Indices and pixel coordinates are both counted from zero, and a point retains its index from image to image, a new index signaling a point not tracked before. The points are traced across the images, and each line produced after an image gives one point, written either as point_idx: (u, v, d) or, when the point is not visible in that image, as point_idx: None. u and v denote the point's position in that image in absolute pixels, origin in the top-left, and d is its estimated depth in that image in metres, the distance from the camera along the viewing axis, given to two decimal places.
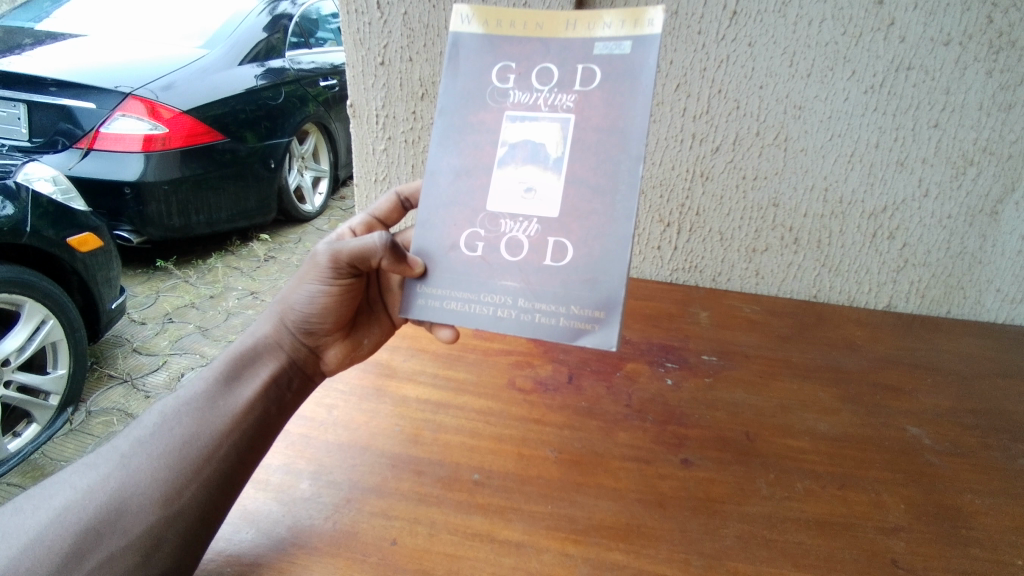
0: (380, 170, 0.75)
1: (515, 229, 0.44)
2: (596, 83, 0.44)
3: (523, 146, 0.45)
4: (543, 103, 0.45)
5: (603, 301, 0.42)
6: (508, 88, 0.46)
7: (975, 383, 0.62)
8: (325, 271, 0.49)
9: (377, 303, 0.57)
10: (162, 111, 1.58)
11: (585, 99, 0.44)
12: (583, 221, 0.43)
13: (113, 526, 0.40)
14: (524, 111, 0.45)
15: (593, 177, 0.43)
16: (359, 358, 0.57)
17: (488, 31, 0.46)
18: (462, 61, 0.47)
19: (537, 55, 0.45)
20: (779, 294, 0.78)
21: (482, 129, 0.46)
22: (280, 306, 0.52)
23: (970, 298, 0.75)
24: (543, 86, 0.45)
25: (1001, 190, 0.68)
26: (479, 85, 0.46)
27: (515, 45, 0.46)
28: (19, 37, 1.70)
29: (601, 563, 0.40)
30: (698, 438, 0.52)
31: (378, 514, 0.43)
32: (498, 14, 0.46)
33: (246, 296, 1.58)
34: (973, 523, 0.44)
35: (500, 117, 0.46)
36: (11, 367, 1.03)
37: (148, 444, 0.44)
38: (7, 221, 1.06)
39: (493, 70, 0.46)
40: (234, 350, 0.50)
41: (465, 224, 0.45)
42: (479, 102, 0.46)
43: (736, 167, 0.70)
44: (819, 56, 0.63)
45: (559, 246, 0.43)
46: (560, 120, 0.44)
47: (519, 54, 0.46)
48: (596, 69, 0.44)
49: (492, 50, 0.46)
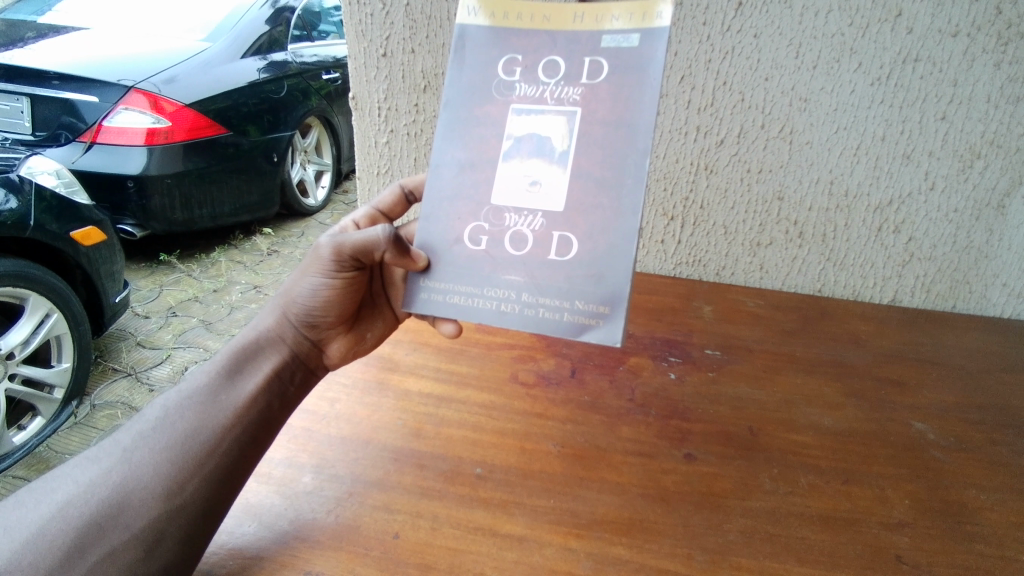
0: (382, 163, 0.74)
1: (519, 223, 0.44)
2: (603, 75, 0.43)
3: (529, 139, 0.44)
4: (549, 96, 0.44)
5: (607, 296, 0.41)
6: (515, 81, 0.45)
7: (980, 379, 0.62)
8: (328, 264, 0.49)
9: (379, 297, 0.57)
10: (165, 105, 1.60)
11: (591, 92, 0.43)
12: (588, 215, 0.43)
13: (115, 520, 0.40)
14: (530, 104, 0.45)
15: (598, 171, 0.43)
16: (362, 353, 0.57)
17: (495, 23, 0.46)
18: (467, 53, 0.46)
19: (544, 48, 0.45)
20: (783, 288, 0.78)
21: (487, 122, 0.46)
22: (283, 299, 0.52)
23: (976, 293, 0.74)
24: (550, 79, 0.45)
25: (1008, 184, 0.67)
26: (486, 78, 0.46)
27: (523, 38, 0.45)
28: (22, 30, 1.70)
29: (604, 557, 0.40)
30: (702, 432, 0.51)
31: (380, 508, 0.43)
32: (506, 6, 0.45)
33: (249, 290, 1.58)
34: (978, 519, 0.44)
35: (506, 109, 0.45)
36: (15, 360, 1.04)
37: (150, 438, 0.44)
38: (11, 215, 1.06)
39: (498, 63, 0.46)
40: (235, 344, 0.50)
41: (470, 218, 0.45)
42: (484, 94, 0.46)
43: (741, 160, 0.69)
44: (826, 47, 0.63)
45: (563, 240, 0.43)
46: (565, 113, 0.44)
47: (526, 47, 0.45)
48: (602, 61, 0.43)
49: (499, 43, 0.46)
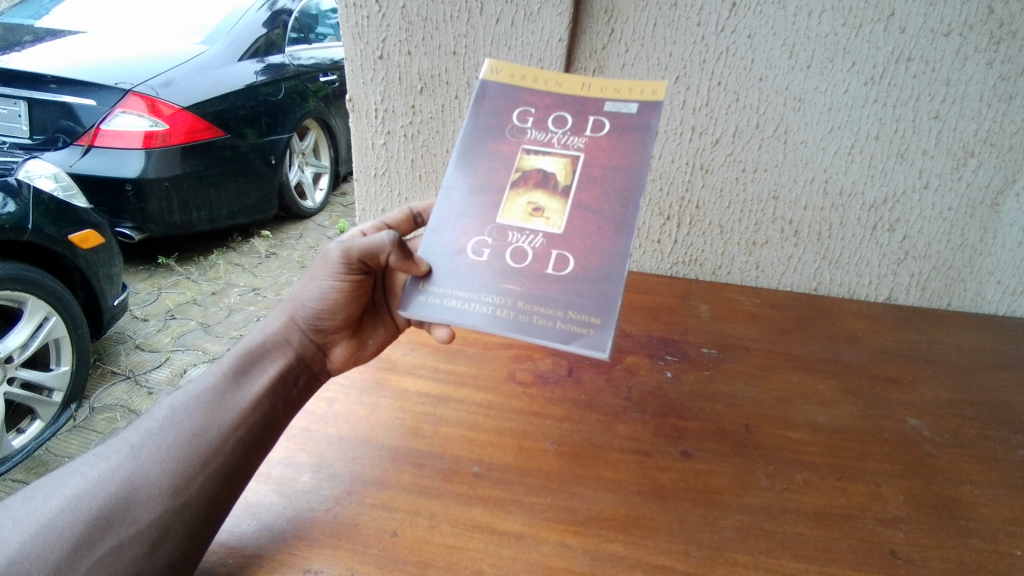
0: (379, 165, 0.74)
1: (521, 240, 0.45)
2: (605, 131, 0.47)
3: (536, 173, 0.47)
4: (556, 141, 0.48)
5: (599, 307, 0.42)
6: (527, 127, 0.49)
7: (974, 375, 0.62)
8: (337, 267, 0.50)
9: (383, 304, 0.57)
10: (162, 107, 1.58)
11: (595, 143, 0.47)
12: (585, 239, 0.45)
13: (123, 515, 0.40)
14: (540, 147, 0.48)
15: (597, 204, 0.45)
16: (365, 359, 0.57)
17: (512, 82, 0.50)
18: (483, 102, 0.50)
19: (554, 105, 0.49)
20: (778, 286, 0.78)
21: (498, 157, 0.48)
22: (291, 305, 0.53)
23: (971, 291, 0.75)
24: (558, 129, 0.48)
25: (1001, 183, 0.68)
26: (500, 121, 0.49)
27: (536, 95, 0.49)
28: (19, 35, 1.70)
29: (601, 553, 0.40)
30: (698, 430, 0.52)
31: (378, 506, 0.43)
32: (522, 70, 0.50)
33: (247, 292, 1.65)
34: (971, 514, 0.45)
35: (517, 149, 0.48)
36: (14, 363, 1.04)
37: (157, 436, 0.44)
38: (9, 219, 1.05)
39: (514, 112, 0.49)
40: (242, 347, 0.51)
41: (474, 232, 0.46)
42: (498, 134, 0.49)
43: (735, 160, 0.70)
44: (819, 48, 0.63)
45: (561, 258, 0.44)
46: (571, 156, 0.47)
47: (539, 102, 0.49)
48: (605, 121, 0.47)
49: (514, 97, 0.50)
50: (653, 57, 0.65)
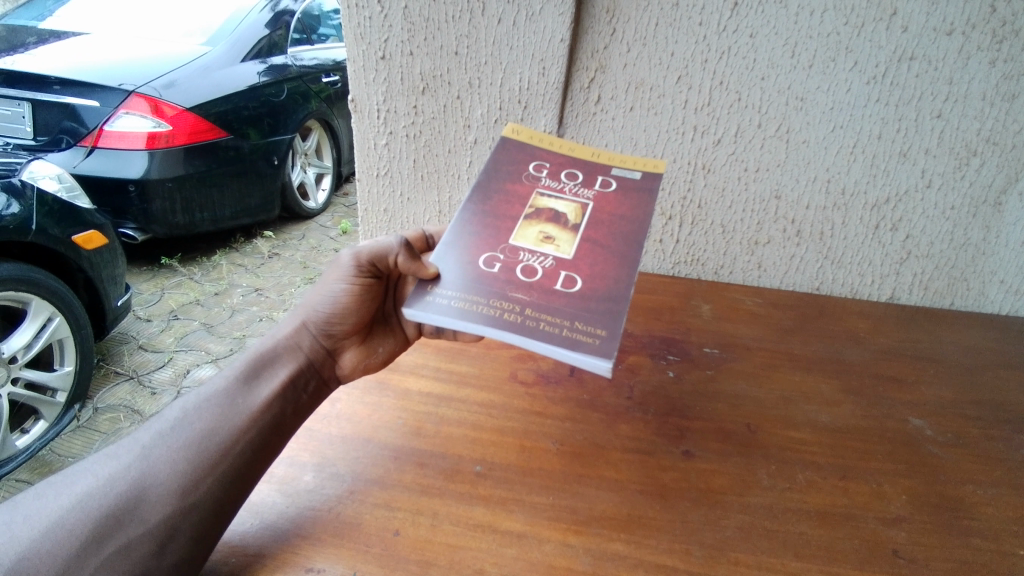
0: (381, 165, 0.74)
1: (531, 259, 0.47)
2: (612, 188, 0.52)
3: (548, 211, 0.50)
4: (568, 190, 0.52)
5: (605, 324, 0.42)
6: (541, 176, 0.53)
7: (977, 374, 0.62)
8: (347, 270, 0.51)
9: (392, 314, 0.57)
10: (166, 109, 1.58)
11: (602, 196, 0.52)
12: (592, 265, 0.47)
13: (133, 514, 0.41)
14: (553, 192, 0.52)
15: (604, 241, 0.48)
16: (374, 368, 0.56)
17: (530, 143, 0.56)
18: (504, 152, 0.55)
19: (566, 164, 0.54)
20: (781, 286, 0.78)
21: (513, 195, 0.52)
22: (303, 310, 0.53)
23: (974, 290, 0.75)
24: (570, 181, 0.53)
25: (1005, 181, 0.68)
26: (518, 168, 0.54)
27: (550, 154, 0.55)
28: (21, 36, 1.70)
29: (602, 553, 0.40)
30: (700, 430, 0.52)
31: (380, 505, 0.43)
32: (533, 133, 0.57)
33: (251, 292, 1.67)
34: (973, 513, 0.44)
35: (531, 190, 0.52)
36: (18, 364, 1.05)
37: (169, 437, 0.45)
38: (13, 220, 1.06)
39: (530, 163, 0.54)
40: (255, 351, 0.51)
41: (487, 249, 0.48)
42: (515, 177, 0.53)
43: (737, 159, 0.70)
44: (821, 47, 0.62)
45: (569, 278, 0.45)
46: (581, 203, 0.51)
47: (552, 160, 0.55)
48: (612, 181, 0.53)
49: (531, 152, 0.55)
50: (654, 57, 0.65)
